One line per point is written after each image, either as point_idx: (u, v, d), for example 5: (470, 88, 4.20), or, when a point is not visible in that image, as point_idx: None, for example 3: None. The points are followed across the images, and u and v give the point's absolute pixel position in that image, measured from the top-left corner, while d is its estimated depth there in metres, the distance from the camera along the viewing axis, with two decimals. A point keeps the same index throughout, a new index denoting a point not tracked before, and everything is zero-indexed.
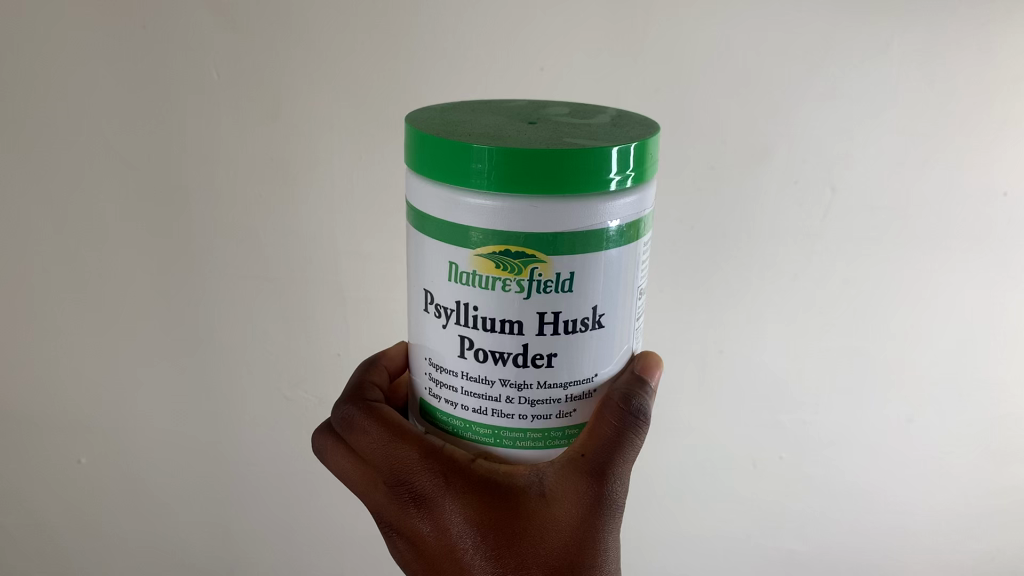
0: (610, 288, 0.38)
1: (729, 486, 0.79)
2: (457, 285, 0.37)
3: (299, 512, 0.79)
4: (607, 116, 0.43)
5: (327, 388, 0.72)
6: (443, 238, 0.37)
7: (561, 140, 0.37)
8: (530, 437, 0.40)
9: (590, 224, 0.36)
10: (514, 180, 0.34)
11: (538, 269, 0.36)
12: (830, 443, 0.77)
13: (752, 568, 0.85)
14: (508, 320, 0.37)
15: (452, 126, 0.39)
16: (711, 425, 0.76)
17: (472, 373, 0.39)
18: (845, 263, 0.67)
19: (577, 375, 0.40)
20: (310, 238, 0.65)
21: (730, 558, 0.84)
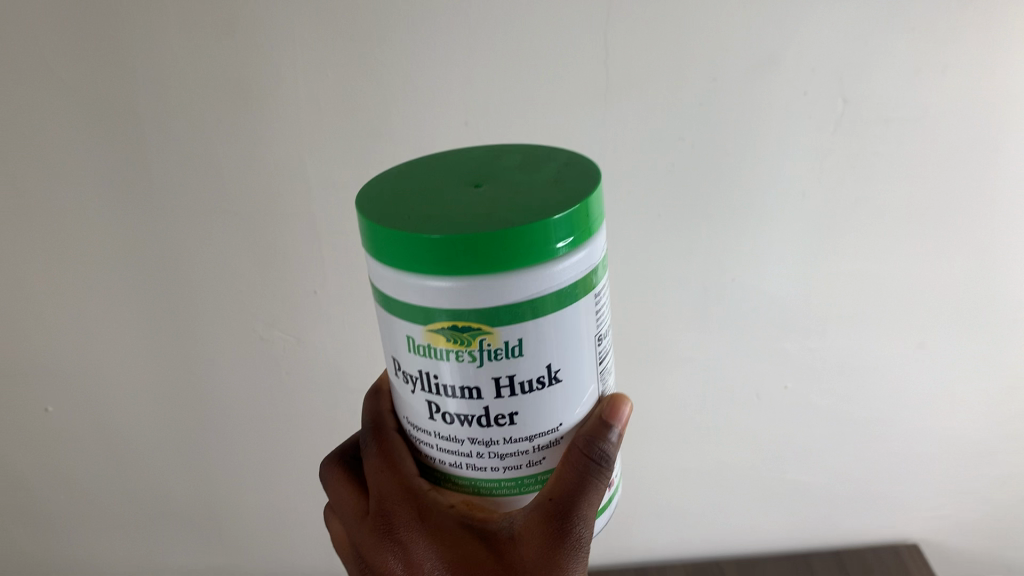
0: (568, 342, 0.32)
1: (730, 415, 0.76)
2: (416, 355, 0.32)
3: (294, 458, 0.77)
4: (554, 156, 0.36)
5: (304, 327, 0.68)
6: (395, 311, 0.31)
7: (492, 210, 0.30)
8: (505, 486, 0.35)
9: (551, 288, 0.30)
10: (464, 261, 0.28)
11: (487, 339, 0.30)
12: (836, 369, 0.73)
13: (754, 497, 0.83)
14: (465, 386, 0.32)
15: (406, 188, 0.33)
16: (710, 354, 0.72)
17: (441, 433, 0.34)
18: (856, 182, 0.62)
19: (543, 429, 0.33)
20: (276, 167, 0.60)
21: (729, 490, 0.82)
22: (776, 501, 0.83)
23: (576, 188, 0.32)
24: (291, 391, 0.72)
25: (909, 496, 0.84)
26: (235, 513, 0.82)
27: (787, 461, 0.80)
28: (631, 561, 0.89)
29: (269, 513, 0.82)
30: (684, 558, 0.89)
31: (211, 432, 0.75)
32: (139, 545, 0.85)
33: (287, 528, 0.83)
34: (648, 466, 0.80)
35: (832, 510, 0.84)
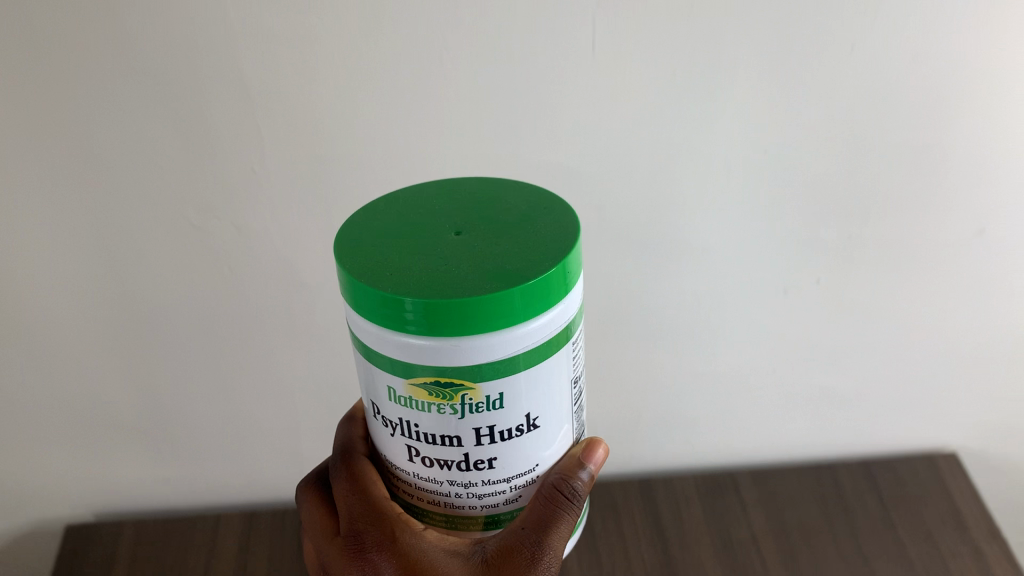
0: (545, 391, 0.32)
1: (751, 313, 0.65)
2: (395, 405, 0.31)
3: (243, 360, 0.66)
4: (526, 190, 0.35)
5: (243, 213, 0.56)
6: (376, 361, 0.30)
7: (476, 265, 0.29)
8: (479, 521, 0.35)
9: (533, 344, 0.30)
10: (446, 323, 0.28)
11: (469, 394, 0.30)
12: (877, 258, 0.62)
13: (776, 403, 0.73)
14: (444, 435, 0.31)
15: (384, 231, 0.32)
16: (732, 244, 0.60)
17: (422, 475, 0.34)
18: (912, 27, 0.50)
19: (520, 470, 0.34)
20: (191, 8, 0.48)
21: (744, 390, 0.72)
22: (797, 402, 0.73)
23: (555, 237, 0.31)
24: (233, 276, 0.60)
25: (946, 403, 0.74)
26: (182, 437, 0.71)
27: (813, 363, 0.70)
28: (631, 471, 0.78)
29: (224, 436, 0.71)
30: (692, 469, 0.78)
31: (142, 326, 0.63)
32: (74, 464, 0.73)
33: (240, 441, 0.72)
34: (653, 366, 0.69)
35: (857, 412, 0.74)
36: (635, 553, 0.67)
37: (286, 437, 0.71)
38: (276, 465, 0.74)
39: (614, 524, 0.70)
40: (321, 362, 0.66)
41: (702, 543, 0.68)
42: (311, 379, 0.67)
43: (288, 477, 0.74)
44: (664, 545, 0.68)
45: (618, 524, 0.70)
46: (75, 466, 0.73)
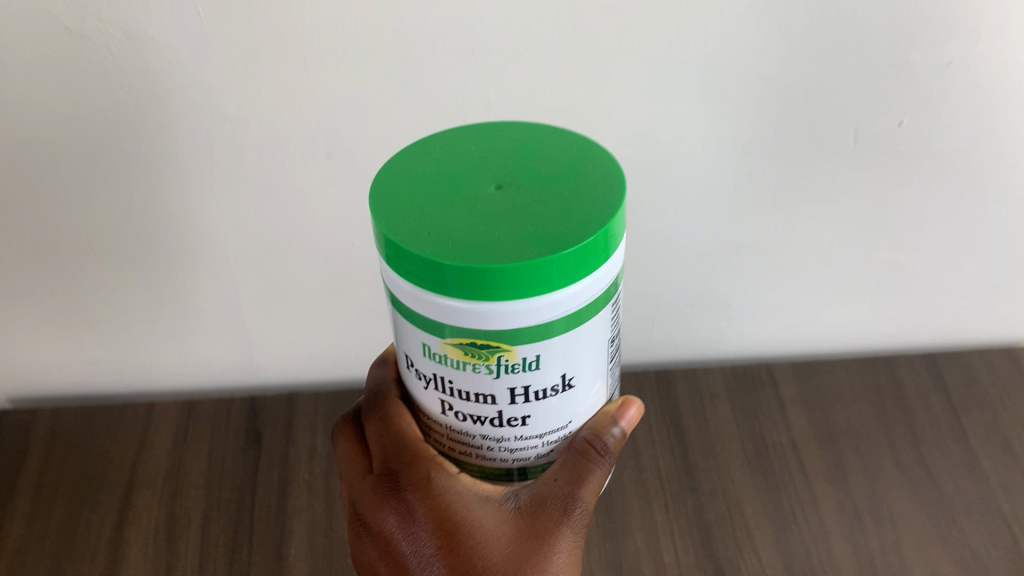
0: (581, 356, 0.32)
1: (807, 171, 0.51)
2: (431, 362, 0.32)
3: (158, 213, 0.52)
4: (571, 145, 0.33)
5: (132, 13, 0.42)
6: (413, 319, 0.31)
7: (515, 222, 0.29)
8: (510, 471, 0.37)
9: (568, 309, 0.30)
10: (485, 290, 0.28)
11: (505, 356, 0.30)
12: (975, 96, 0.48)
13: (825, 287, 0.60)
14: (480, 393, 0.32)
15: (424, 182, 0.31)
16: (789, 75, 0.46)
17: (455, 427, 0.36)
18: None
19: (552, 427, 0.35)
20: None
21: (790, 266, 0.58)
22: (855, 280, 0.59)
23: (595, 198, 0.31)
24: (128, 94, 0.45)
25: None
26: (98, 312, 0.59)
27: (876, 237, 0.56)
28: (645, 361, 0.65)
29: (149, 312, 0.59)
30: (717, 358, 0.65)
31: (25, 167, 0.49)
32: None
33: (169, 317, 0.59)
34: (680, 234, 0.55)
35: (925, 293, 0.61)
36: (648, 460, 0.56)
37: (226, 312, 0.59)
38: (218, 346, 0.61)
39: None
40: (259, 218, 0.52)
41: (730, 450, 0.56)
42: (248, 246, 0.54)
43: (234, 359, 0.62)
44: (683, 451, 0.56)
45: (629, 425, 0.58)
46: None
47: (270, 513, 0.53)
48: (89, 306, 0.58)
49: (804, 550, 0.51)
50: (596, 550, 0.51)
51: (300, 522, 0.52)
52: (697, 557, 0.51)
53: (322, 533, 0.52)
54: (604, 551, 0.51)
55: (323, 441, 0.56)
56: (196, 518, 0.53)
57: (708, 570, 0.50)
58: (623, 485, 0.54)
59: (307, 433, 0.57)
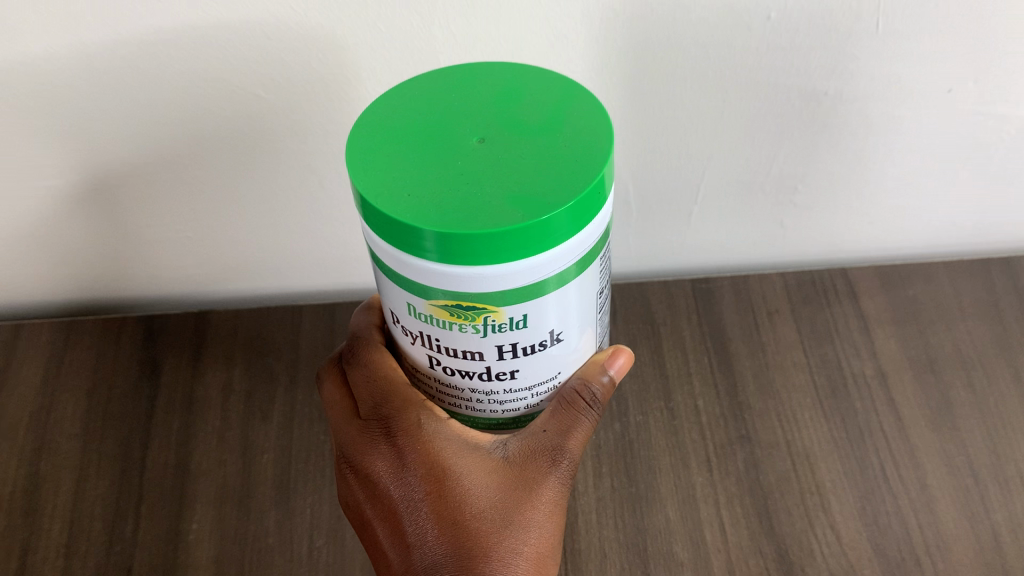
0: (575, 304, 0.25)
1: None
2: (410, 317, 0.25)
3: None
4: (561, 87, 0.25)
5: None
6: (385, 267, 0.24)
7: (493, 176, 0.22)
8: (501, 421, 0.30)
9: (557, 272, 0.23)
10: (458, 256, 0.21)
11: (491, 317, 0.23)
12: None
13: (934, 162, 0.41)
14: (465, 350, 0.25)
15: (393, 128, 0.24)
16: None
17: (436, 378, 0.28)
18: None
19: (545, 377, 0.28)
20: None
21: (902, 133, 0.39)
22: (996, 152, 0.40)
23: (592, 140, 0.23)
24: None
25: None
26: None
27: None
28: (675, 273, 0.47)
29: None
30: (774, 267, 0.47)
31: None
32: None
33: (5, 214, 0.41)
34: (749, 87, 0.36)
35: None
36: (683, 399, 0.41)
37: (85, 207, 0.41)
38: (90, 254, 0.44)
39: (650, 350, 0.43)
40: (89, 58, 0.33)
41: (796, 386, 0.41)
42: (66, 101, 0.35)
43: (118, 271, 0.45)
44: (730, 386, 0.41)
45: (656, 349, 0.43)
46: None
47: (166, 472, 0.39)
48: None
49: (901, 527, 0.37)
50: (612, 524, 0.37)
51: (207, 487, 0.38)
52: (752, 536, 0.37)
53: (235, 501, 0.38)
54: (624, 526, 0.37)
55: (241, 376, 0.42)
56: (67, 480, 0.39)
57: (769, 555, 0.36)
58: (649, 432, 0.40)
59: (219, 364, 0.42)
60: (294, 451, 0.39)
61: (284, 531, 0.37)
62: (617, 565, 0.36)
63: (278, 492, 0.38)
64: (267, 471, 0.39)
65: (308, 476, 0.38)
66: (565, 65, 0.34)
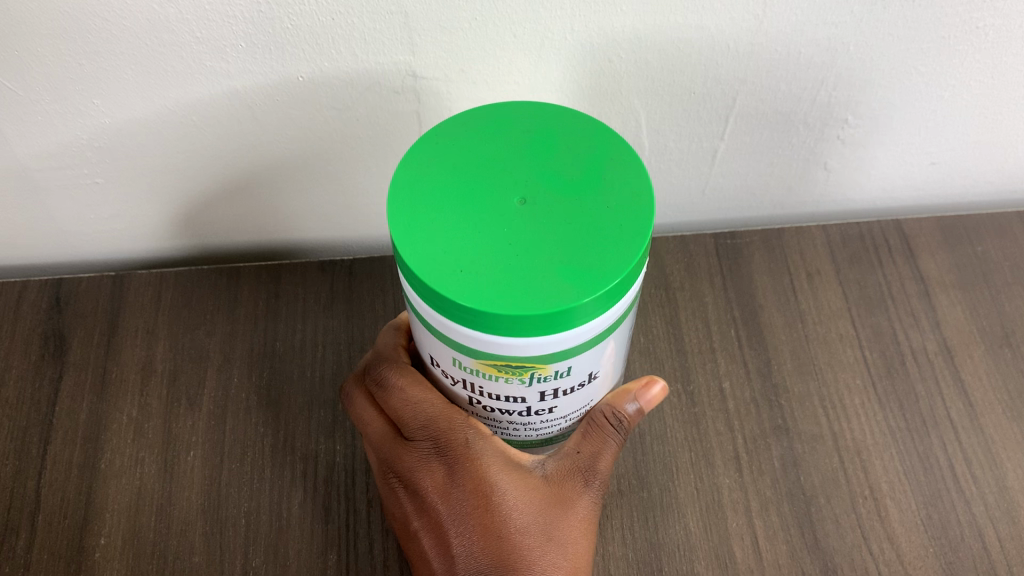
0: (609, 346, 0.25)
1: None
2: (455, 367, 0.25)
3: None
4: (596, 138, 0.25)
5: None
6: (433, 329, 0.24)
7: (539, 244, 0.23)
8: (535, 447, 0.29)
9: (595, 334, 0.24)
10: (507, 329, 0.22)
11: (537, 371, 0.24)
12: None
13: (1014, 86, 0.32)
14: (504, 394, 0.26)
15: (434, 187, 0.24)
16: None
17: (471, 414, 0.28)
18: None
19: (578, 406, 0.27)
20: None
21: (982, 52, 0.31)
22: None
23: (631, 196, 0.24)
24: None
25: None
26: None
27: None
28: (692, 224, 0.39)
29: None
30: (811, 218, 0.40)
31: None
32: None
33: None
34: None
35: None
36: (704, 379, 0.34)
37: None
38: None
39: (664, 320, 0.35)
40: None
41: (843, 364, 0.34)
42: None
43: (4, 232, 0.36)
44: (762, 363, 0.34)
45: (672, 319, 0.35)
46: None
47: (70, 474, 0.32)
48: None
49: (976, 539, 0.30)
50: (620, 537, 0.30)
51: (119, 493, 0.31)
52: (792, 553, 0.30)
53: (154, 510, 0.31)
54: (634, 540, 0.30)
55: (165, 354, 0.34)
56: None
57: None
58: (664, 422, 0.33)
59: (140, 340, 0.35)
60: (227, 446, 0.32)
61: (211, 549, 0.30)
62: None
63: (206, 498, 0.31)
64: (193, 474, 0.31)
65: (243, 479, 0.31)
66: None
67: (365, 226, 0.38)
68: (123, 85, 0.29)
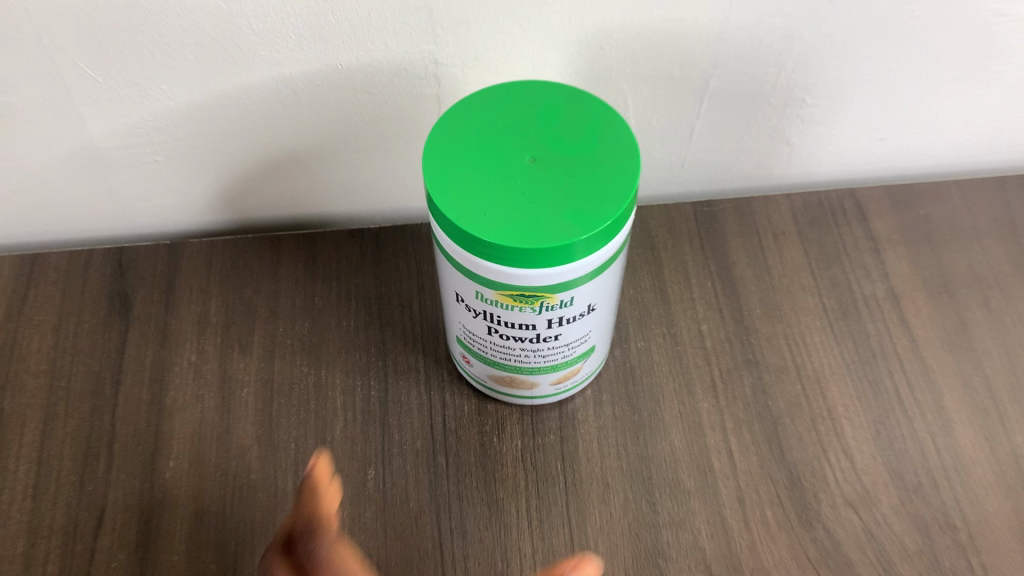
0: (607, 284, 0.31)
1: None
2: (479, 301, 0.31)
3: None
4: (593, 106, 0.30)
5: None
6: (459, 267, 0.30)
7: (548, 192, 0.28)
8: (541, 373, 0.35)
9: (594, 267, 0.29)
10: (524, 262, 0.28)
11: (547, 301, 0.30)
12: None
13: (944, 69, 0.38)
14: (521, 324, 0.31)
15: (457, 149, 0.29)
16: None
17: (489, 346, 0.33)
18: None
19: (580, 337, 0.33)
20: None
21: (913, 42, 0.36)
22: (1012, 60, 0.38)
23: (622, 154, 0.29)
24: None
25: None
26: None
27: None
28: (675, 195, 0.45)
29: None
30: (779, 188, 0.45)
31: None
32: None
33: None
34: None
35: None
36: (686, 324, 0.39)
37: (41, 108, 0.36)
38: (52, 176, 0.39)
39: (651, 275, 0.40)
40: None
41: (805, 309, 0.39)
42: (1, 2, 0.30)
43: (74, 210, 0.41)
44: (735, 309, 0.39)
45: (658, 274, 0.40)
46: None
47: (140, 409, 0.37)
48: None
49: (916, 450, 0.35)
50: (616, 452, 0.35)
51: (183, 423, 0.36)
52: (761, 461, 0.35)
53: (214, 436, 0.36)
54: (627, 454, 0.35)
55: (218, 308, 0.39)
56: (33, 417, 0.37)
57: (779, 481, 0.35)
58: (652, 357, 0.38)
59: (195, 297, 0.40)
60: (276, 383, 0.37)
61: (267, 467, 0.35)
62: (620, 495, 0.34)
63: (259, 427, 0.36)
64: (248, 406, 0.36)
65: (291, 411, 0.36)
66: None
67: (388, 200, 0.43)
68: (189, 74, 0.35)
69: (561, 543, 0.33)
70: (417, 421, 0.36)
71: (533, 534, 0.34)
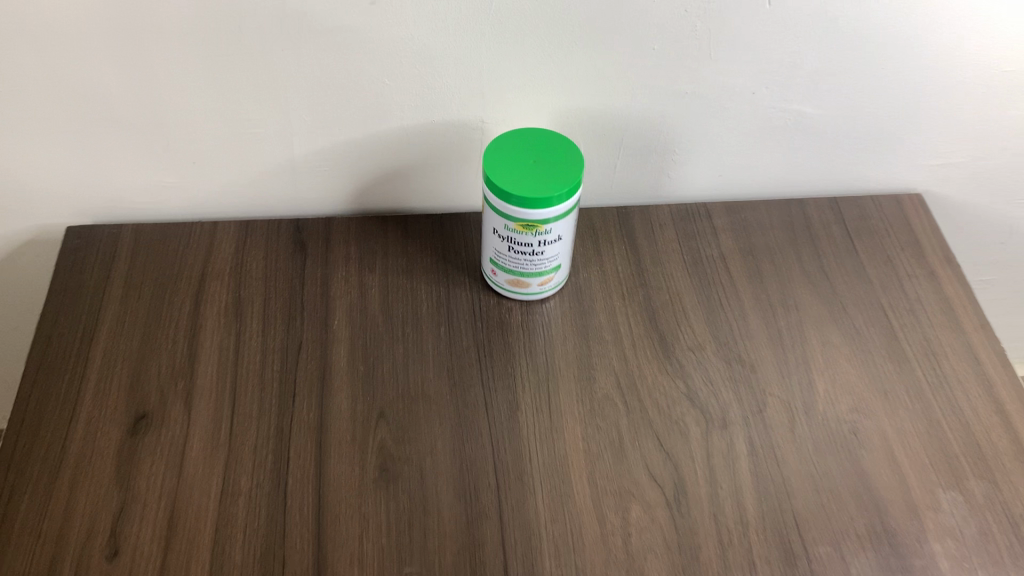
0: (568, 226, 0.63)
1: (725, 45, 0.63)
2: (506, 232, 0.63)
3: (235, 41, 0.59)
4: (563, 142, 0.64)
5: None
6: (497, 213, 0.62)
7: (541, 176, 0.60)
8: (534, 277, 0.66)
9: (562, 215, 0.61)
10: (530, 205, 0.60)
11: (539, 231, 0.62)
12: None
13: (743, 142, 0.73)
14: (525, 245, 0.63)
15: (499, 157, 0.62)
16: None
17: (508, 260, 0.66)
18: None
19: (554, 256, 0.65)
20: None
21: (722, 127, 0.71)
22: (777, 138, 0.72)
23: (575, 162, 0.62)
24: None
25: (898, 154, 0.75)
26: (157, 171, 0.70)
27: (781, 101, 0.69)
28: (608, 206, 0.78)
29: (198, 169, 0.70)
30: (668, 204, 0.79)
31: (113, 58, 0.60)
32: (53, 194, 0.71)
33: (226, 145, 0.68)
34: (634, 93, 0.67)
35: (837, 144, 0.74)
36: (609, 268, 0.72)
37: (275, 141, 0.68)
38: (267, 178, 0.72)
39: (591, 244, 0.73)
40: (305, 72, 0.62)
41: (674, 260, 0.72)
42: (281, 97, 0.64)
43: (271, 201, 0.74)
44: (637, 261, 0.72)
45: (596, 244, 0.73)
46: (48, 174, 0.69)
47: (317, 297, 0.68)
48: (158, 135, 0.66)
49: (728, 326, 0.68)
50: (570, 324, 0.68)
51: (341, 304, 0.68)
52: (646, 330, 0.67)
53: (358, 311, 0.68)
54: (575, 325, 0.68)
55: (355, 251, 0.72)
56: (258, 301, 0.68)
57: (654, 338, 0.67)
58: (590, 282, 0.71)
59: (342, 246, 0.72)
60: (390, 288, 0.69)
61: (388, 324, 0.67)
62: (571, 342, 0.66)
63: (382, 307, 0.68)
64: (376, 298, 0.69)
65: (399, 301, 0.69)
66: (541, 77, 0.65)
67: (446, 202, 0.76)
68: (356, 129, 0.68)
69: (541, 362, 0.65)
70: (466, 307, 0.69)
71: (527, 358, 0.65)
